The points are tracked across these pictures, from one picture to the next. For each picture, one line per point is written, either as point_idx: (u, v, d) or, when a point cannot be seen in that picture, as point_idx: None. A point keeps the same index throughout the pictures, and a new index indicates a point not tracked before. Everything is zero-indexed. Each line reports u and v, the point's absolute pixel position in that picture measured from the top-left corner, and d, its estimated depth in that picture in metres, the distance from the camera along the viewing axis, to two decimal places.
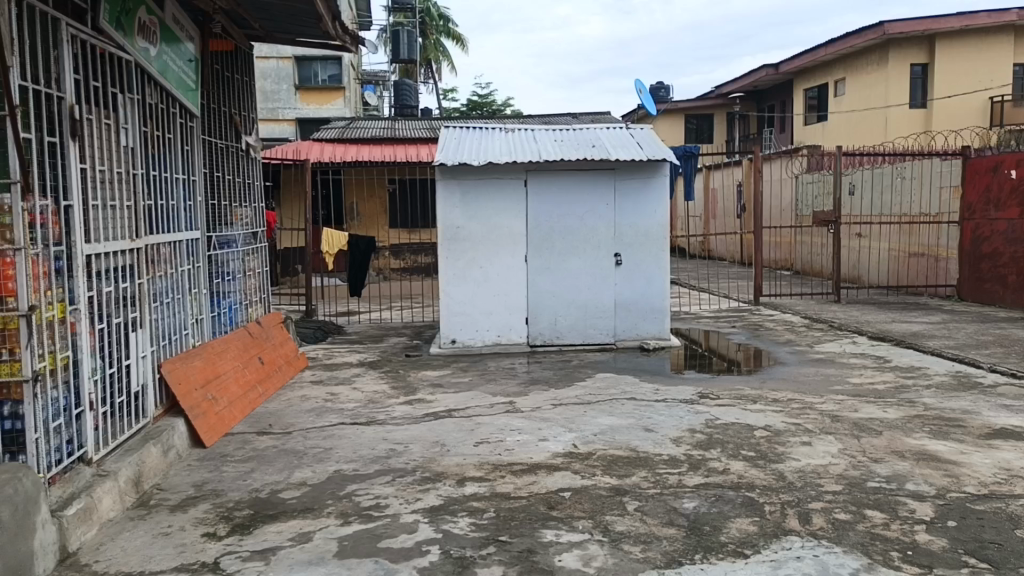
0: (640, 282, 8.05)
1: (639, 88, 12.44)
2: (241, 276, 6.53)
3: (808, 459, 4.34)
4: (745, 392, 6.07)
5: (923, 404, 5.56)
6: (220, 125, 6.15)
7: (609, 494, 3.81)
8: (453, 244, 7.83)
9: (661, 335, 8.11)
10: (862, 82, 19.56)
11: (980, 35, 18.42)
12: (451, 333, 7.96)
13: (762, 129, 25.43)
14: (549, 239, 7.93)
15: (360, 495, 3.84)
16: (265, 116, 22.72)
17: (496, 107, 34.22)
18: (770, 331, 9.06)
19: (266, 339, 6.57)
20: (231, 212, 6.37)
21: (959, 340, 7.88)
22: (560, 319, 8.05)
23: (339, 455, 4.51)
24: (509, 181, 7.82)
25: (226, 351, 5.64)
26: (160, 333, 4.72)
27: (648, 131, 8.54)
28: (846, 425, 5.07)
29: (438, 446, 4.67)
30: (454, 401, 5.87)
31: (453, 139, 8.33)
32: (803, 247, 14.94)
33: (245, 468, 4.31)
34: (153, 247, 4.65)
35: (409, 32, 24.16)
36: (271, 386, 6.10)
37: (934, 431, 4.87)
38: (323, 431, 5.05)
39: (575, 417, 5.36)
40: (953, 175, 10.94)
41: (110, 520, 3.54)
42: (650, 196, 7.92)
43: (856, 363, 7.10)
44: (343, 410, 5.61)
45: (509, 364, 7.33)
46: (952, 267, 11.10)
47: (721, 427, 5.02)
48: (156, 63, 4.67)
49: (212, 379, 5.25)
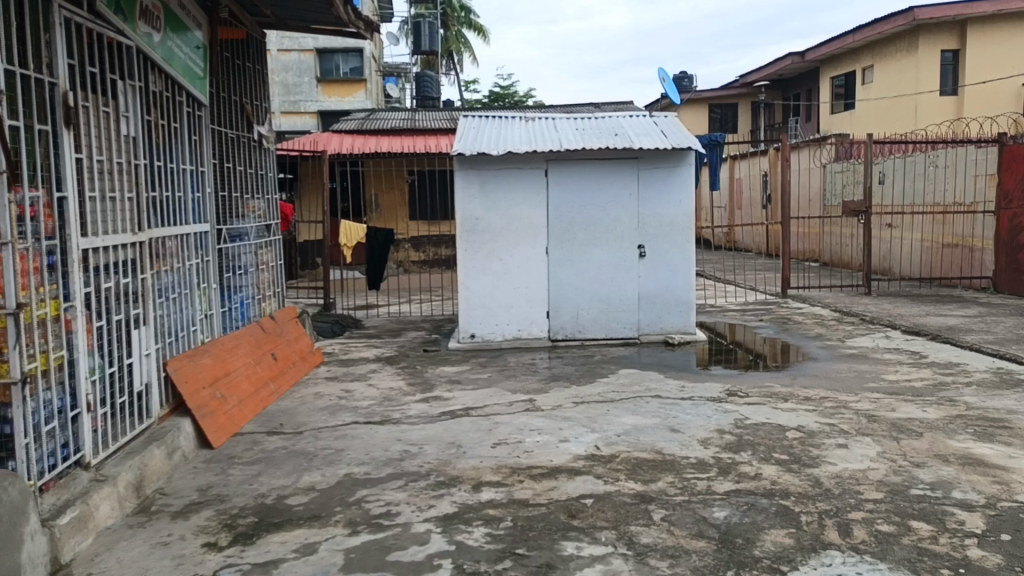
0: (664, 275, 7.80)
1: (662, 75, 12.14)
2: (254, 270, 6.36)
3: (845, 464, 4.09)
4: (776, 389, 5.80)
5: (965, 402, 5.28)
6: (231, 115, 5.96)
7: (633, 502, 3.59)
8: (472, 236, 7.62)
9: (687, 329, 7.85)
10: (890, 69, 19.07)
11: (1013, 19, 17.88)
12: (470, 327, 7.76)
13: (787, 118, 24.94)
14: (570, 229, 7.69)
15: (370, 501, 3.65)
16: (287, 109, 22.64)
17: (518, 98, 34.01)
18: (799, 324, 8.76)
19: (281, 334, 6.41)
20: (244, 204, 6.19)
21: (998, 334, 7.55)
22: (583, 312, 7.81)
23: (351, 457, 4.32)
24: (529, 170, 7.59)
25: (238, 347, 5.49)
26: (166, 329, 4.56)
27: (672, 119, 8.28)
28: (884, 426, 4.80)
29: (454, 448, 4.47)
30: (471, 399, 5.66)
31: (471, 129, 8.11)
32: (832, 238, 14.57)
33: (252, 471, 4.13)
34: (158, 241, 4.48)
35: (430, 24, 23.96)
36: (285, 383, 5.93)
37: (978, 433, 4.60)
38: (335, 431, 4.86)
39: (598, 417, 5.13)
40: (989, 164, 10.56)
41: (108, 528, 3.39)
42: (674, 185, 7.66)
43: (891, 359, 6.80)
44: (358, 409, 5.42)
45: (530, 360, 7.12)
46: (987, 258, 10.71)
47: (751, 428, 4.78)
48: (160, 50, 4.52)
49: (222, 377, 5.07)
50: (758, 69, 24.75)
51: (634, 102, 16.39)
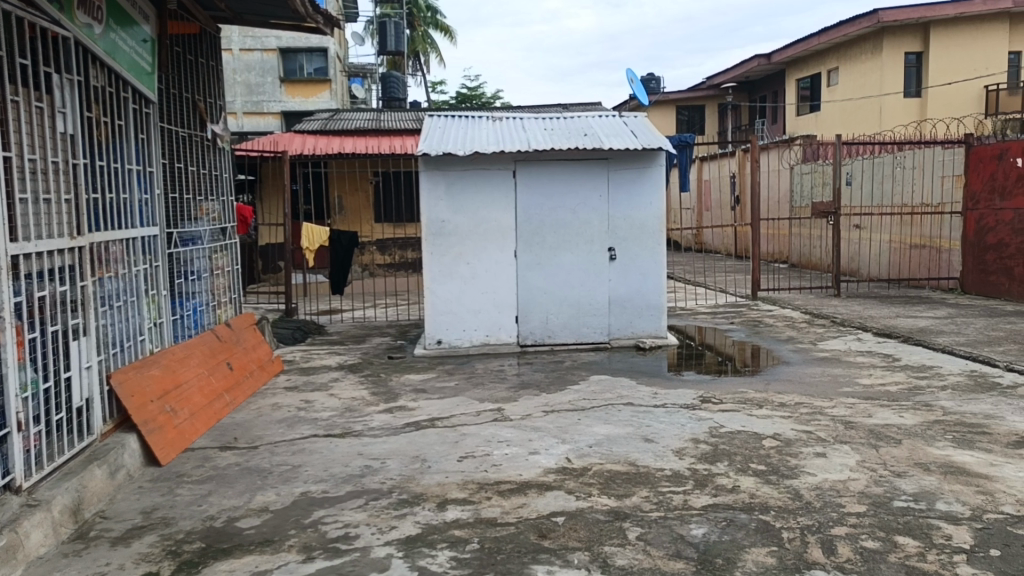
0: (635, 278, 7.66)
1: (631, 76, 12.00)
2: (208, 275, 6.08)
3: (824, 474, 3.94)
4: (750, 395, 5.67)
5: (942, 407, 5.17)
6: (183, 112, 5.69)
7: (607, 519, 3.40)
8: (438, 239, 7.40)
9: (658, 333, 7.72)
10: (855, 71, 19.18)
11: (975, 21, 18.06)
12: (436, 333, 7.53)
13: (754, 120, 25.04)
14: (538, 232, 7.51)
15: (327, 523, 3.42)
16: (249, 110, 22.25)
17: (486, 100, 33.84)
18: (770, 327, 8.65)
19: (237, 342, 6.14)
20: (197, 206, 5.92)
21: (969, 336, 7.49)
22: (552, 317, 7.63)
23: (308, 474, 4.09)
24: (497, 171, 7.40)
25: (189, 358, 5.22)
26: (110, 339, 4.29)
27: (642, 119, 8.14)
28: (862, 433, 4.67)
29: (418, 462, 4.25)
30: (437, 409, 5.44)
31: (436, 128, 7.90)
32: (800, 239, 14.58)
33: (201, 491, 3.88)
34: (101, 246, 4.21)
35: (396, 24, 23.67)
36: (241, 394, 5.67)
37: (958, 439, 4.48)
38: (292, 445, 4.61)
39: (569, 426, 4.94)
40: (956, 164, 10.58)
41: (40, 558, 3.12)
42: (644, 186, 7.52)
43: (864, 362, 6.71)
44: (318, 420, 5.18)
45: (499, 366, 6.92)
46: (955, 259, 10.73)
47: (727, 437, 4.62)
48: (102, 42, 4.25)
49: (172, 390, 4.81)
50: (725, 72, 24.82)
51: (601, 104, 16.26)
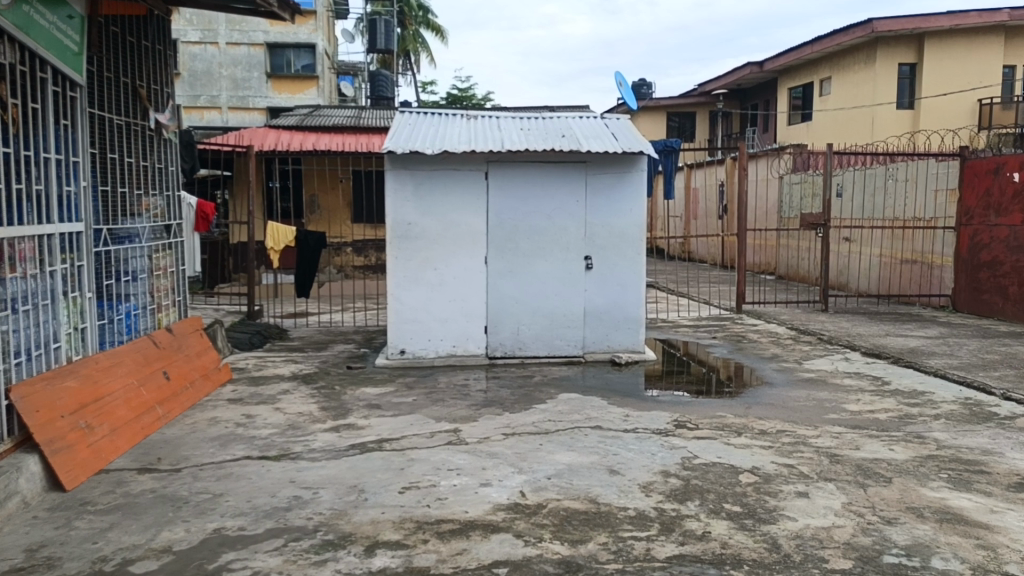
0: (612, 290, 7.25)
1: (619, 80, 11.57)
2: (147, 275, 5.61)
3: (806, 520, 3.51)
4: (729, 421, 5.24)
5: (936, 440, 4.76)
6: (121, 98, 5.23)
7: (555, 573, 2.96)
8: (405, 243, 6.94)
9: (635, 348, 7.31)
10: (848, 81, 18.88)
11: (970, 34, 17.75)
12: (400, 342, 7.07)
13: (745, 128, 24.69)
14: (511, 237, 7.08)
15: (234, 570, 2.97)
16: (235, 104, 21.72)
17: (478, 101, 33.52)
18: (754, 344, 8.22)
19: (177, 349, 5.68)
20: (136, 201, 5.47)
21: (963, 359, 7.10)
22: (524, 328, 7.20)
23: (228, 505, 3.64)
24: (468, 172, 6.97)
25: (116, 367, 4.77)
26: (11, 348, 3.83)
27: (624, 121, 7.74)
28: (848, 468, 4.26)
29: (356, 493, 3.80)
30: (388, 428, 5.00)
31: (406, 125, 7.47)
32: (788, 250, 14.21)
33: (102, 525, 3.42)
34: (5, 242, 3.76)
35: (386, 22, 23.19)
36: (177, 407, 5.20)
37: (954, 480, 4.07)
38: (219, 469, 4.16)
39: (528, 453, 4.51)
40: (950, 178, 10.21)
41: None
42: (624, 193, 7.13)
43: (851, 385, 6.29)
44: (254, 439, 4.72)
45: (463, 381, 6.47)
46: (947, 275, 10.35)
47: (700, 470, 4.19)
48: (14, 16, 3.80)
49: (91, 403, 4.35)
50: (716, 79, 24.50)
51: (589, 106, 15.85)
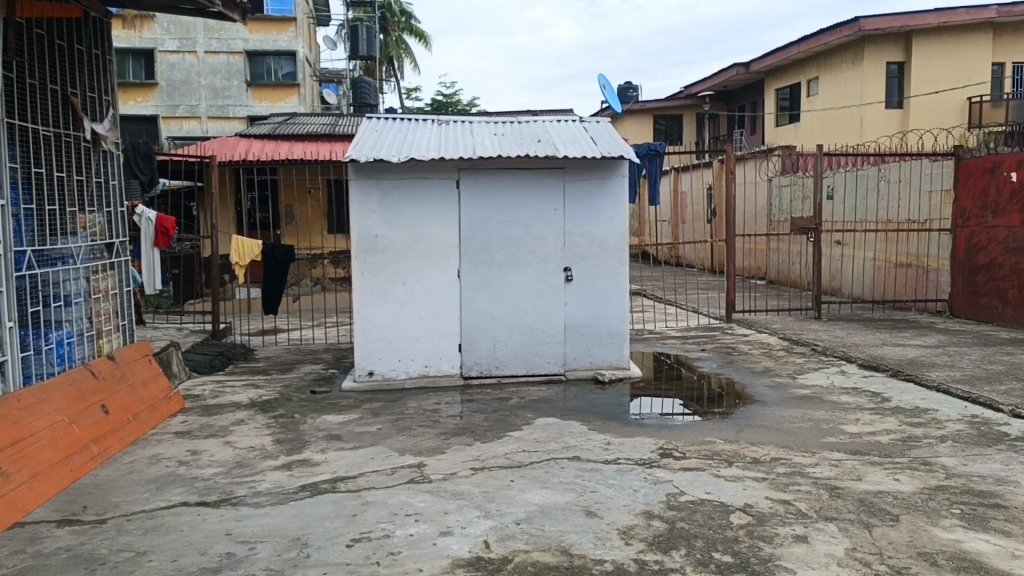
0: (594, 303, 6.83)
1: (602, 83, 11.16)
2: (84, 299, 5.16)
3: (805, 572, 3.10)
4: (719, 448, 4.82)
5: (944, 467, 4.35)
6: (48, 107, 4.80)
7: None
8: (371, 257, 6.50)
9: (619, 364, 6.89)
10: (836, 81, 18.54)
11: (958, 31, 17.46)
12: (368, 363, 6.62)
13: (733, 130, 24.34)
14: (485, 248, 6.65)
15: None
16: (214, 114, 21.19)
17: (464, 108, 33.17)
18: (744, 356, 7.81)
19: (120, 379, 5.21)
20: (70, 218, 5.03)
21: (965, 370, 6.70)
22: (501, 345, 6.77)
23: (150, 567, 3.20)
24: (438, 181, 6.55)
25: (42, 403, 4.32)
26: None
27: (604, 124, 7.33)
28: (850, 504, 3.84)
29: (298, 548, 3.36)
30: (346, 464, 4.55)
31: (372, 131, 7.05)
32: (778, 255, 13.85)
33: None
34: None
35: (368, 28, 22.74)
36: (116, 443, 4.74)
37: (968, 517, 3.66)
38: (149, 520, 3.71)
39: (498, 492, 4.07)
40: (944, 178, 9.83)
41: None
42: (604, 199, 6.72)
43: (849, 403, 5.87)
44: (195, 481, 4.27)
45: (434, 405, 6.03)
46: (942, 279, 9.99)
47: (686, 511, 3.76)
48: None
49: (10, 446, 3.90)
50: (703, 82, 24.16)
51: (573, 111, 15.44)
